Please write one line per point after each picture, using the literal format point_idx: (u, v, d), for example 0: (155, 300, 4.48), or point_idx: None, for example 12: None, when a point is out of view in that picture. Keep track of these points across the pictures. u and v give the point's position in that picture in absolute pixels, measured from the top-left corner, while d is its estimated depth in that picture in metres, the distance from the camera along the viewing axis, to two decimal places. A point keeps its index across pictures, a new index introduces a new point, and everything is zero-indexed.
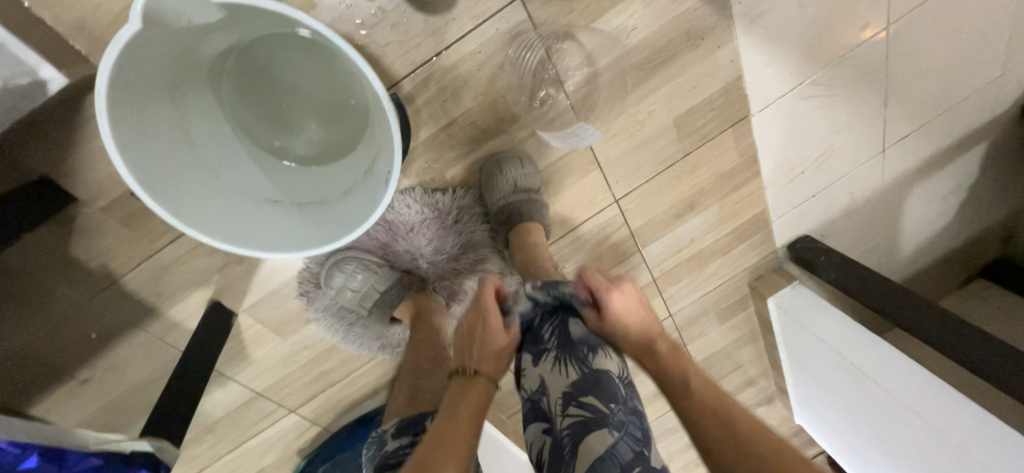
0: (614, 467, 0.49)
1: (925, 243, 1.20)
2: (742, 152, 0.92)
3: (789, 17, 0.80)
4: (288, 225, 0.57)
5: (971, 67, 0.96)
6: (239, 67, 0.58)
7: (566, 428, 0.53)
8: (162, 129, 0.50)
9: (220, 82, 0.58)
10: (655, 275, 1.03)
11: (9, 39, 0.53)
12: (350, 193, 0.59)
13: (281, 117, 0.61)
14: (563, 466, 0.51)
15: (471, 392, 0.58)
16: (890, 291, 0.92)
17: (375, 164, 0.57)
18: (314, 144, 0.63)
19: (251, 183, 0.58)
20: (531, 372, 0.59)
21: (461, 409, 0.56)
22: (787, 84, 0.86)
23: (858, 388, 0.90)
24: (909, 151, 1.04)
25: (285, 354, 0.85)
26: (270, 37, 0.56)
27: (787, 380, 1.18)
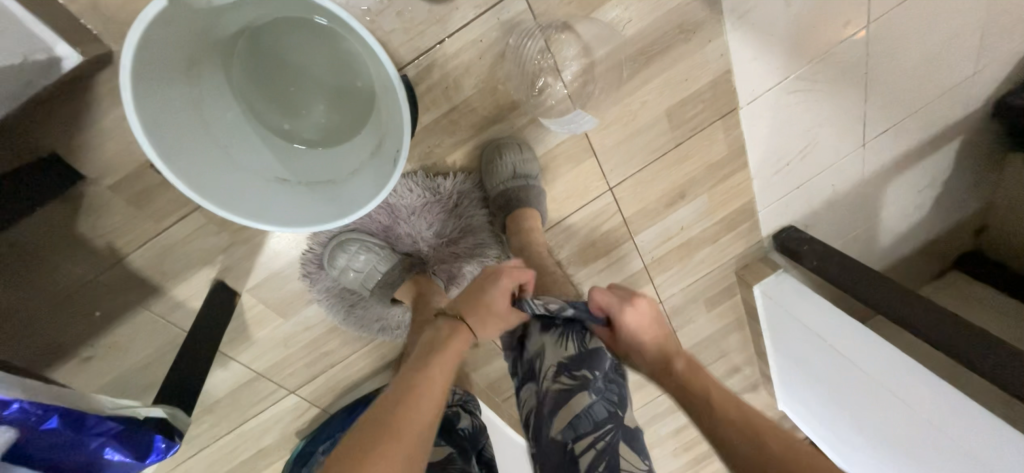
0: (587, 424, 0.54)
1: (901, 235, 1.26)
2: (730, 143, 0.96)
3: (776, 14, 0.84)
4: (295, 201, 0.59)
5: (947, 66, 1.02)
6: (251, 50, 0.60)
7: (552, 391, 0.57)
8: (178, 105, 0.52)
9: (231, 63, 0.59)
10: (646, 263, 1.06)
11: (26, 17, 0.54)
12: (358, 173, 0.61)
13: (288, 100, 0.63)
14: (545, 423, 0.57)
15: (455, 341, 0.58)
16: (866, 278, 0.97)
17: (382, 147, 0.59)
18: (321, 128, 0.65)
19: (261, 163, 0.60)
20: (534, 343, 0.63)
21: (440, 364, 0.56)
22: (774, 78, 0.90)
23: (836, 367, 0.96)
24: (887, 145, 1.10)
25: (286, 334, 0.86)
26: (281, 19, 0.57)
27: (771, 362, 1.23)
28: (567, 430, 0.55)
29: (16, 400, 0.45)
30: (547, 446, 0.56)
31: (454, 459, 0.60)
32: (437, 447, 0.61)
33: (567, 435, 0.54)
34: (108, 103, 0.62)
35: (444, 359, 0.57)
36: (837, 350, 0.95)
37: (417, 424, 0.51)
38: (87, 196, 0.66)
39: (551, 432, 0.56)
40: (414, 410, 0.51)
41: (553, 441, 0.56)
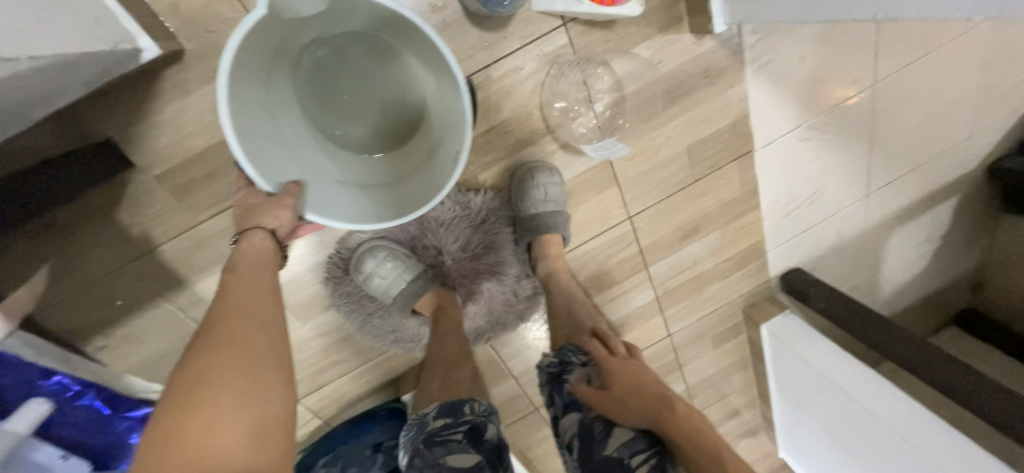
0: (641, 443, 0.56)
1: (904, 285, 1.30)
2: (745, 184, 1.00)
3: (791, 67, 0.90)
4: (351, 200, 0.60)
5: (943, 127, 1.09)
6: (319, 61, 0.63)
7: (603, 415, 0.59)
8: (253, 104, 0.54)
9: (301, 72, 0.62)
10: (657, 294, 1.09)
11: (117, 10, 0.56)
12: (413, 178, 0.64)
13: (341, 107, 0.66)
14: (595, 443, 0.58)
15: (251, 240, 0.53)
16: (872, 322, 1.00)
17: (440, 153, 0.62)
18: (374, 138, 0.68)
19: (320, 166, 0.62)
20: (573, 374, 0.66)
21: (247, 260, 0.53)
22: (787, 126, 0.97)
23: (847, 414, 0.96)
24: (890, 197, 1.15)
25: (300, 339, 0.86)
26: (353, 34, 0.62)
27: (774, 403, 1.25)
28: (623, 448, 0.56)
29: (59, 375, 0.57)
30: (599, 465, 0.56)
31: (483, 469, 0.55)
32: (467, 453, 0.56)
33: (623, 451, 0.56)
34: (169, 96, 0.65)
35: (254, 260, 0.53)
36: (848, 393, 0.95)
37: (259, 297, 0.50)
38: (132, 184, 0.67)
39: (605, 450, 0.57)
40: (227, 306, 0.48)
41: (607, 458, 0.56)
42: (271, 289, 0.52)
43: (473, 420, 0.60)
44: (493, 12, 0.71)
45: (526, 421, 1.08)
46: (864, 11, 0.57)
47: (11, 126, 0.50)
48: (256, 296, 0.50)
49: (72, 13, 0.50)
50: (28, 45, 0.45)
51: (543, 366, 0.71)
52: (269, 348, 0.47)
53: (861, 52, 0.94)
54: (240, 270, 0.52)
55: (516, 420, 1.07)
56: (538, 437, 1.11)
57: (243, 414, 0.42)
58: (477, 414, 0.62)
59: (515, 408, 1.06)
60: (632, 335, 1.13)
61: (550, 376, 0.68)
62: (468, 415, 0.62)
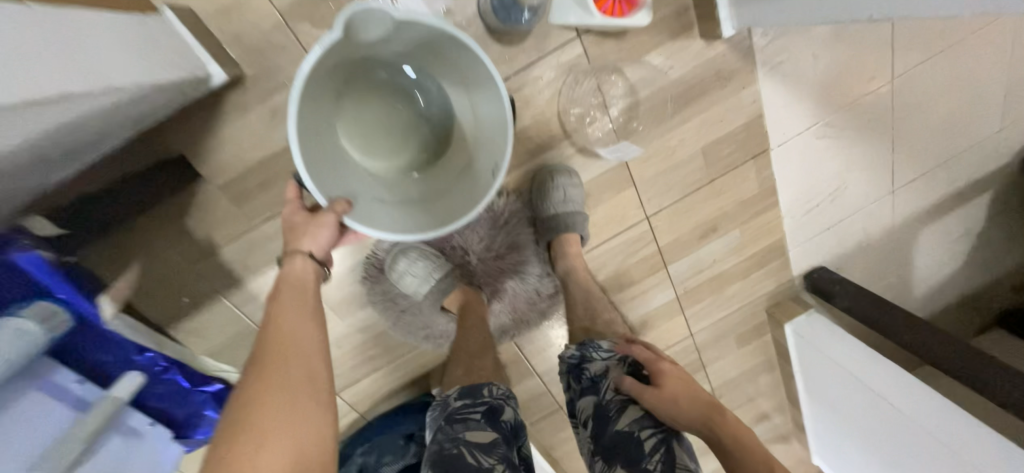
0: (651, 420, 0.60)
1: (936, 285, 1.27)
2: (762, 183, 1.02)
3: (804, 67, 0.93)
4: (395, 215, 0.67)
5: (970, 120, 1.08)
6: (356, 87, 0.70)
7: (617, 397, 0.63)
8: (308, 132, 0.61)
9: (340, 94, 0.69)
10: (677, 293, 1.11)
11: (192, 43, 0.66)
12: (445, 194, 0.72)
13: (376, 134, 0.74)
14: (608, 421, 0.62)
15: (295, 265, 0.60)
16: (894, 321, 1.03)
17: (473, 170, 0.70)
18: (400, 159, 0.75)
19: (362, 181, 0.69)
20: (595, 362, 0.69)
21: (288, 287, 0.58)
22: (803, 124, 0.98)
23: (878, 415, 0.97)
24: (916, 193, 1.14)
25: (340, 335, 0.93)
26: (391, 65, 0.70)
27: (804, 401, 1.24)
28: (633, 424, 0.60)
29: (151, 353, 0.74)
30: (612, 439, 0.60)
31: (500, 445, 0.59)
32: (485, 430, 0.59)
33: (634, 426, 0.59)
34: (230, 115, 0.74)
35: (295, 287, 0.58)
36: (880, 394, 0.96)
37: (299, 324, 0.54)
38: (198, 193, 0.76)
39: (617, 426, 0.61)
40: (270, 334, 0.52)
41: (619, 433, 0.60)
42: (311, 315, 0.56)
43: (491, 402, 0.64)
44: (519, 25, 0.78)
45: (551, 419, 1.12)
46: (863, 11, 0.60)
47: (112, 139, 0.58)
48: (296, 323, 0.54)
49: (163, 48, 0.60)
50: (138, 70, 0.53)
51: (562, 356, 0.74)
52: (309, 371, 0.50)
53: (877, 49, 0.95)
54: (281, 298, 0.56)
55: (541, 418, 1.11)
56: (562, 436, 1.14)
57: (287, 437, 0.45)
58: (493, 396, 0.66)
59: (540, 406, 1.09)
60: (654, 335, 1.15)
61: (569, 366, 0.72)
62: (485, 397, 0.65)
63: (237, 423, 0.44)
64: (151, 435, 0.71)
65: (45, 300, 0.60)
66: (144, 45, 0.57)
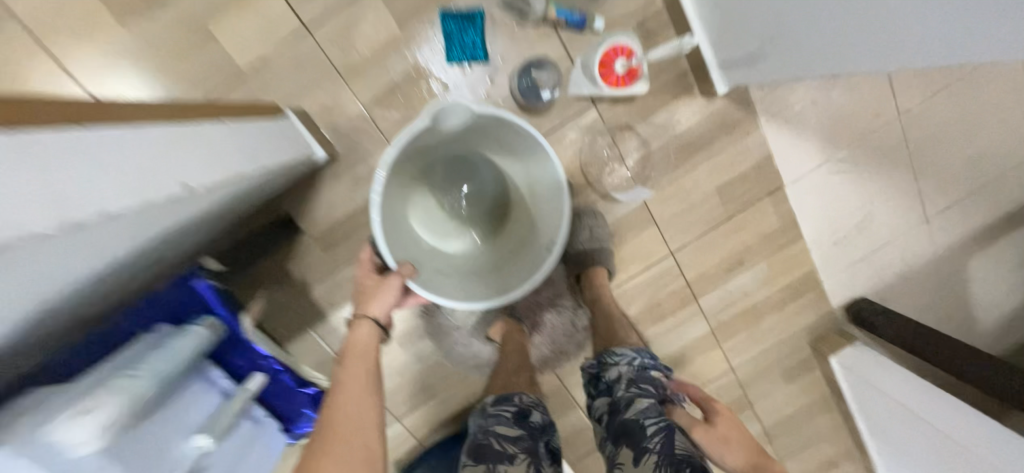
0: (654, 411, 0.69)
1: (1002, 316, 1.21)
2: (781, 217, 1.09)
3: (804, 111, 1.03)
4: (453, 283, 0.85)
5: (997, 147, 1.09)
6: (429, 174, 0.93)
7: (626, 393, 0.74)
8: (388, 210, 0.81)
9: (417, 180, 0.91)
10: (711, 326, 1.16)
11: (304, 131, 0.86)
12: (498, 271, 0.91)
13: (435, 210, 0.95)
14: (618, 412, 0.72)
15: (360, 333, 0.73)
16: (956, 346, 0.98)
17: (523, 253, 0.89)
18: (459, 240, 0.96)
19: (427, 254, 0.88)
20: (610, 369, 0.82)
21: (354, 354, 0.69)
22: (813, 162, 1.07)
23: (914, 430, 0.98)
24: (953, 221, 1.15)
25: (402, 365, 1.07)
26: (460, 155, 0.93)
27: (860, 425, 1.22)
28: (638, 412, 0.69)
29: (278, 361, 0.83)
30: (618, 425, 0.71)
31: (524, 439, 0.65)
32: (511, 426, 0.67)
33: (638, 414, 0.69)
34: (320, 183, 0.93)
35: (358, 358, 0.69)
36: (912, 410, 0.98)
37: (359, 388, 0.64)
38: (296, 245, 0.96)
39: (624, 415, 0.71)
40: (336, 396, 0.63)
41: (625, 420, 0.70)
42: (371, 379, 0.66)
43: (521, 405, 0.72)
44: (542, 102, 0.96)
45: (595, 453, 1.16)
46: (881, 61, 0.61)
47: (249, 202, 0.77)
48: (359, 387, 0.64)
49: (284, 134, 0.79)
50: (264, 151, 0.71)
51: (585, 368, 0.88)
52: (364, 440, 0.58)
53: (875, 91, 1.04)
54: (348, 362, 0.68)
55: (586, 451, 1.15)
56: None
57: None
58: (525, 400, 0.74)
59: (583, 438, 1.14)
60: (693, 368, 1.19)
61: (591, 374, 0.85)
62: (516, 402, 0.73)
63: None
64: (269, 427, 0.80)
65: (212, 316, 0.75)
66: (270, 131, 0.76)
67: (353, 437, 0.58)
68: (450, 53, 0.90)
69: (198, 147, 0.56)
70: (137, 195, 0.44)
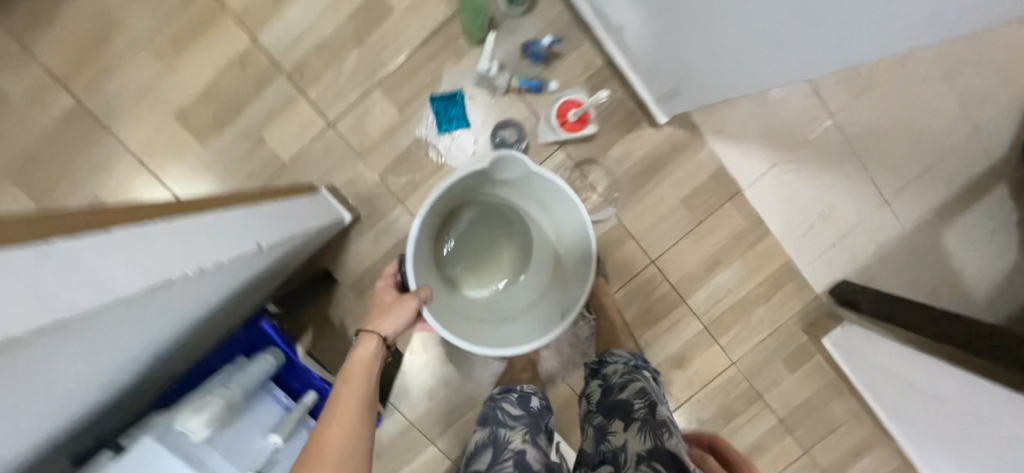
0: (642, 392, 0.84)
1: (977, 279, 1.30)
2: (746, 217, 1.23)
3: (744, 126, 1.21)
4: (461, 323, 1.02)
5: (927, 130, 1.24)
6: (459, 221, 1.13)
7: (620, 380, 0.90)
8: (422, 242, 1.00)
9: (448, 222, 1.12)
10: (704, 324, 1.27)
11: (333, 200, 1.07)
12: (509, 320, 1.09)
13: (455, 252, 1.15)
14: (613, 393, 0.88)
15: (364, 345, 0.81)
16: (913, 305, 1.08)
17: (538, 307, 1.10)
18: (475, 285, 1.16)
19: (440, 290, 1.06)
20: (609, 365, 0.97)
21: (354, 364, 0.77)
22: (764, 167, 1.22)
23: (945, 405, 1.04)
24: (911, 201, 1.27)
25: (431, 390, 1.23)
26: (490, 208, 1.14)
27: (871, 402, 1.29)
28: (631, 394, 0.84)
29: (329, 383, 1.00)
30: (614, 403, 0.85)
31: (524, 416, 0.81)
32: (515, 404, 0.83)
33: (631, 395, 0.84)
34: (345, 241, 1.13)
35: (358, 367, 0.77)
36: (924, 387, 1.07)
37: (353, 394, 0.71)
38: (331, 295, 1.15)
39: (618, 395, 0.86)
40: (337, 399, 0.70)
41: (619, 400, 0.85)
42: (368, 391, 0.73)
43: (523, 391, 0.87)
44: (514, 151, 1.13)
45: None
46: (833, 63, 0.60)
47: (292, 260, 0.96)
48: (355, 397, 0.71)
49: (314, 207, 0.98)
50: (294, 225, 0.87)
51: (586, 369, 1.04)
52: (347, 440, 0.64)
53: (805, 99, 1.21)
54: (350, 374, 0.75)
55: None
56: None
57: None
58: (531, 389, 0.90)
59: None
60: (695, 366, 1.29)
61: (592, 369, 1.00)
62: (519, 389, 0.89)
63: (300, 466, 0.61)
64: None
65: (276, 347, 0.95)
66: (299, 209, 0.93)
67: (343, 433, 0.64)
68: (439, 122, 1.11)
69: (240, 227, 0.71)
70: (188, 265, 0.56)
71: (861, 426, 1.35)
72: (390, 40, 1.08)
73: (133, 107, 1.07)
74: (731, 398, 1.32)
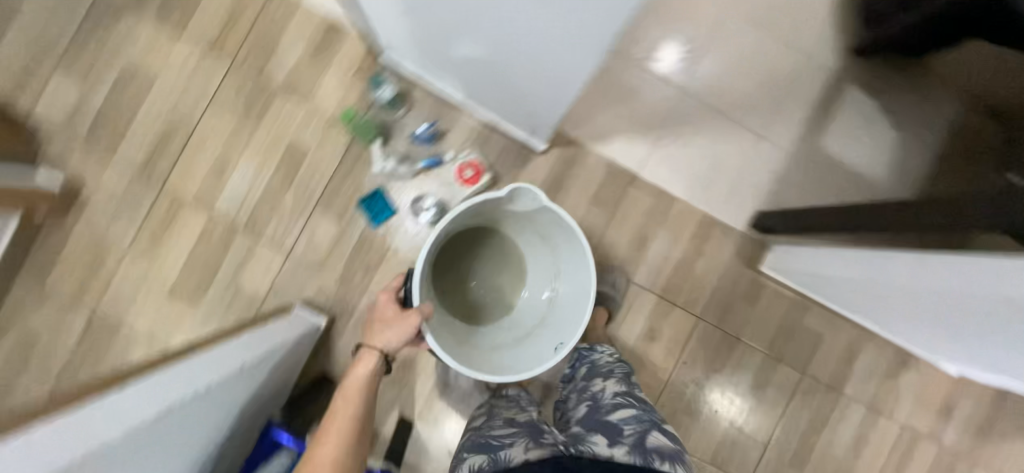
0: (614, 380, 1.08)
1: (870, 167, 1.45)
2: (650, 194, 1.41)
3: (616, 123, 1.42)
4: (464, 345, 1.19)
5: (764, 68, 1.45)
6: (482, 253, 1.33)
7: (602, 368, 1.14)
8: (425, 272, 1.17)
9: (477, 242, 1.32)
10: (657, 295, 1.42)
11: (306, 311, 1.30)
12: (496, 349, 1.24)
13: (455, 273, 1.32)
14: (590, 376, 1.13)
15: (364, 360, 1.07)
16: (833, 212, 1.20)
17: (529, 344, 1.23)
18: (476, 301, 1.32)
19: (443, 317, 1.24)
20: (597, 354, 1.20)
21: (355, 379, 1.06)
22: (647, 148, 1.42)
23: (927, 296, 1.08)
24: (783, 127, 1.45)
25: (448, 441, 1.36)
26: (518, 244, 1.33)
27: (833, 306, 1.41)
28: (605, 378, 1.10)
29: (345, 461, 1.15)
30: (586, 381, 1.11)
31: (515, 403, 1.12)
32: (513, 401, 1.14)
33: (606, 380, 1.09)
34: (330, 340, 1.33)
35: (356, 381, 1.05)
36: (901, 282, 1.10)
37: (353, 404, 1.01)
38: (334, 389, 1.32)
39: (594, 378, 1.11)
40: (340, 406, 1.01)
41: (593, 381, 1.10)
42: (361, 400, 1.02)
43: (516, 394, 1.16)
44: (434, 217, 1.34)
45: None
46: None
47: (286, 370, 1.16)
48: (350, 404, 1.01)
49: (290, 322, 1.22)
50: (272, 338, 1.09)
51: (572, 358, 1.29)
52: (340, 438, 0.94)
53: (654, 85, 1.43)
54: (350, 389, 1.04)
55: None
56: None
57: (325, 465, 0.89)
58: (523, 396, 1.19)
59: None
60: (667, 333, 1.43)
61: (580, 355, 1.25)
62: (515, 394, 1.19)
63: (311, 452, 0.92)
64: None
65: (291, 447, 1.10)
66: (276, 327, 1.16)
67: (339, 432, 0.95)
68: (371, 216, 1.33)
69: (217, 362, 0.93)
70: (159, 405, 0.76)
71: (835, 330, 1.45)
72: (312, 171, 1.34)
73: (134, 301, 1.30)
74: (711, 349, 1.44)
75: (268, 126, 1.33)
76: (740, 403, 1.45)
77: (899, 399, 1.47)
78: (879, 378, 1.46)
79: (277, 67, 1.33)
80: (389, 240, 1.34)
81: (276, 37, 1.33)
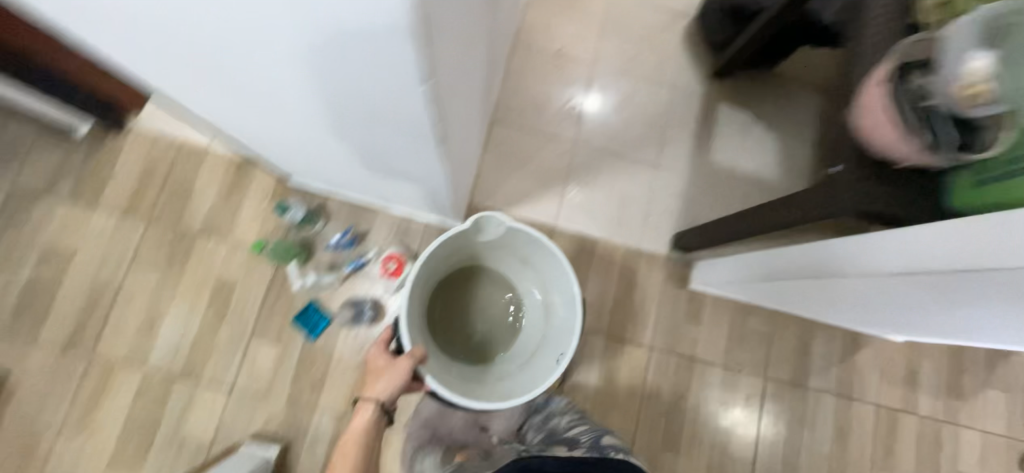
0: (572, 411, 1.17)
1: (762, 171, 1.58)
2: (573, 243, 1.49)
3: (524, 187, 1.52)
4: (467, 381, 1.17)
5: (644, 108, 1.60)
6: (471, 286, 1.34)
7: (562, 406, 1.22)
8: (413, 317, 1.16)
9: (462, 278, 1.35)
10: (605, 336, 1.45)
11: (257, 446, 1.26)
12: (502, 378, 1.24)
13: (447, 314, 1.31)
14: (552, 413, 1.21)
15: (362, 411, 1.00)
16: (726, 226, 1.24)
17: (533, 365, 1.22)
18: (476, 336, 1.31)
19: (443, 358, 1.21)
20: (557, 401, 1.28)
21: (352, 433, 0.99)
22: (558, 202, 1.52)
23: (856, 291, 0.97)
24: (675, 154, 1.58)
25: None
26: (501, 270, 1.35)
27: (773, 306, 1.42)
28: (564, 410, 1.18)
29: None
30: (549, 416, 1.19)
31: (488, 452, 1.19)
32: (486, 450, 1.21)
33: (565, 411, 1.18)
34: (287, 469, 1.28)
35: (353, 436, 0.98)
36: (823, 279, 1.02)
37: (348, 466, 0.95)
38: None
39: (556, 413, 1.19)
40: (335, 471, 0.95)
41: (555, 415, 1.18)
42: (360, 459, 0.96)
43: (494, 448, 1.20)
44: (369, 315, 1.37)
45: None
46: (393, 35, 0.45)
47: None
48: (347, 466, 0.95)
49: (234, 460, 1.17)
50: None
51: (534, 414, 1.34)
52: None
53: (551, 144, 1.55)
54: (346, 447, 0.97)
55: None
56: None
57: None
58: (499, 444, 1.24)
59: None
60: (625, 371, 1.44)
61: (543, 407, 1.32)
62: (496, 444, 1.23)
63: None
64: None
65: None
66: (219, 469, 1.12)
67: None
68: (309, 331, 1.34)
69: None
70: None
71: (782, 326, 1.50)
72: (243, 301, 1.36)
73: None
74: (671, 376, 1.45)
75: (193, 270, 1.37)
76: (716, 421, 1.44)
77: (864, 379, 1.49)
78: (839, 363, 1.49)
79: (194, 213, 1.39)
80: (331, 350, 1.35)
81: (189, 186, 1.40)
